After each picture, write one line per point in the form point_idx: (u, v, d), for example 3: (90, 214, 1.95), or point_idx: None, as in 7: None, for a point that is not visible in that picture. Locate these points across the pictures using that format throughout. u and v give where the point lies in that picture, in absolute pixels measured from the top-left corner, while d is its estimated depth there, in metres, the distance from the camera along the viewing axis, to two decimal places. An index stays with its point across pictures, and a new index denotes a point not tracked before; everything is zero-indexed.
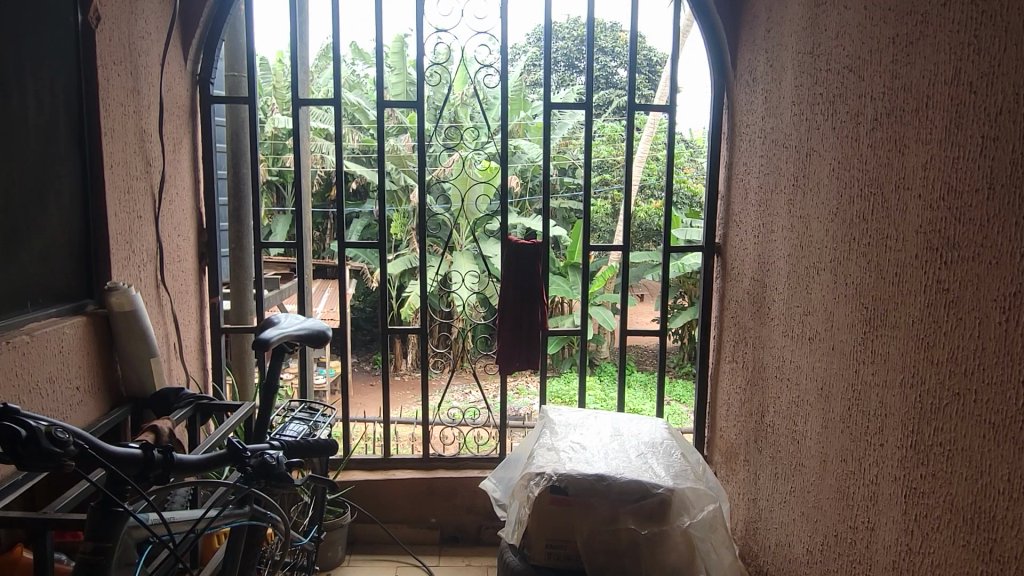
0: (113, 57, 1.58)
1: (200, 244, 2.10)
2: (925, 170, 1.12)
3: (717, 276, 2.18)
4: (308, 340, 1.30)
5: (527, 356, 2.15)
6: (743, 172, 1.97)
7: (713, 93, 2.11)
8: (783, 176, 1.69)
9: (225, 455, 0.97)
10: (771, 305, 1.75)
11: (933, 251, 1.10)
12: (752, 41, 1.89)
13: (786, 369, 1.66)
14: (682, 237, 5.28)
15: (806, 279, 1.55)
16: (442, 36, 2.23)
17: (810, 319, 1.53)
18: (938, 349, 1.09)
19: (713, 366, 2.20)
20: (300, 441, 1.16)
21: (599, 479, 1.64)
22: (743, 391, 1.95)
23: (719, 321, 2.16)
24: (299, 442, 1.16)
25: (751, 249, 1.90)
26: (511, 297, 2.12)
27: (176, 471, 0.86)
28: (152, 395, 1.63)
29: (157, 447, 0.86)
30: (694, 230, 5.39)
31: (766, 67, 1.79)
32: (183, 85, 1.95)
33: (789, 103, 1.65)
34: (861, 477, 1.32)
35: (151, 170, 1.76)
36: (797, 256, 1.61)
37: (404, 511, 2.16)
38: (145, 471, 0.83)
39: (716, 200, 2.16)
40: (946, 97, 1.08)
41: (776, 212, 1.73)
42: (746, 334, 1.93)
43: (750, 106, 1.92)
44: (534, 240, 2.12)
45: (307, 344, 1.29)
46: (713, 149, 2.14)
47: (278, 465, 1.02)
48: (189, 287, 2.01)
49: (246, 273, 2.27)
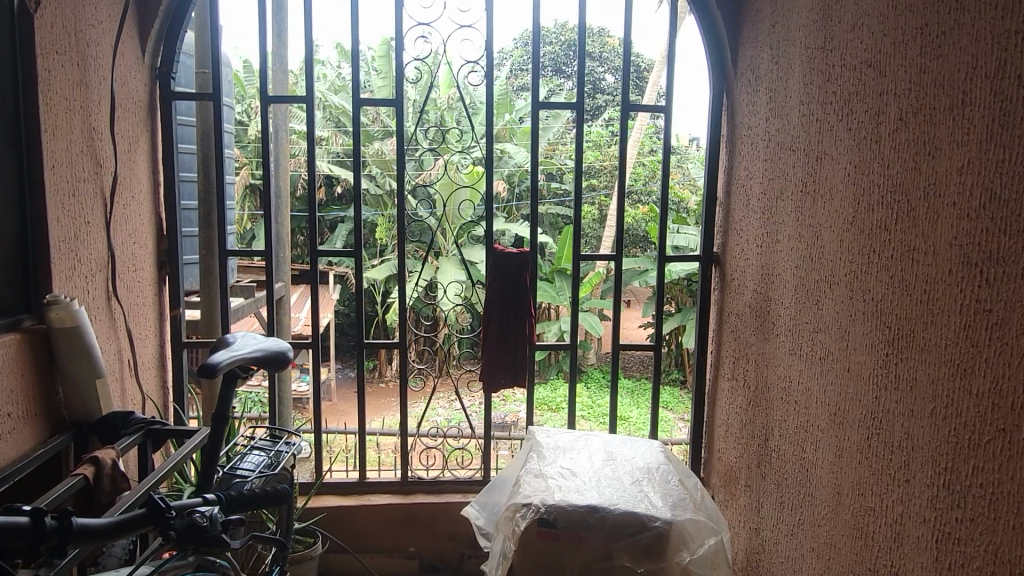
0: (55, 46, 1.42)
1: (160, 252, 1.94)
2: (962, 175, 1.00)
3: (715, 289, 2.05)
4: (265, 362, 1.15)
5: (513, 372, 2.01)
6: (744, 178, 1.84)
7: (711, 94, 1.98)
8: (789, 182, 1.57)
9: (140, 516, 0.84)
10: (776, 319, 1.62)
11: (972, 266, 0.97)
12: (755, 37, 1.77)
13: (792, 389, 1.53)
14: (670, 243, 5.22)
15: (817, 295, 1.43)
16: (424, 31, 2.07)
17: (821, 338, 1.41)
18: (977, 378, 0.96)
19: (711, 384, 2.06)
20: (231, 491, 1.03)
21: (590, 511, 1.50)
22: (744, 412, 1.82)
23: (717, 334, 2.02)
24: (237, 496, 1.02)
25: (753, 261, 1.77)
26: (497, 309, 1.98)
27: (74, 539, 0.75)
28: (96, 420, 1.47)
29: (53, 513, 0.75)
30: (683, 236, 5.28)
31: (771, 64, 1.67)
32: (140, 80, 1.80)
33: (797, 102, 1.53)
34: (882, 515, 1.19)
35: (101, 170, 1.61)
36: (805, 268, 1.48)
37: (380, 540, 2.01)
38: (38, 542, 0.72)
39: (714, 208, 2.03)
40: (988, 92, 0.95)
41: (782, 220, 1.60)
42: (748, 351, 1.79)
43: (752, 108, 1.79)
44: (522, 249, 1.98)
45: (265, 367, 1.15)
46: (711, 154, 2.01)
47: (210, 527, 0.90)
48: (147, 299, 1.86)
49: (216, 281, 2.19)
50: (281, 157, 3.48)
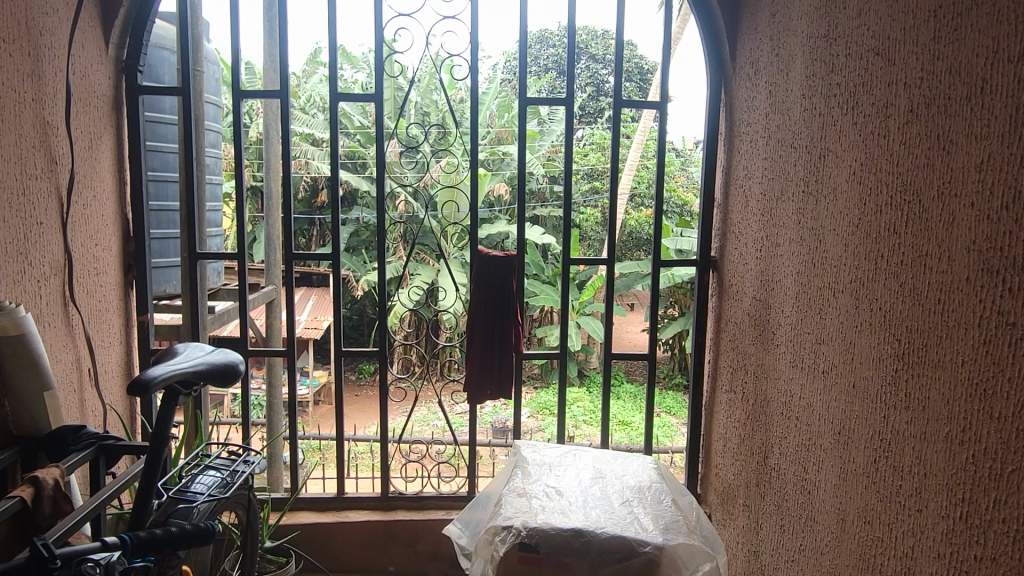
0: (5, 33, 1.32)
1: (126, 255, 1.84)
2: (981, 172, 0.89)
3: (713, 295, 1.94)
4: (208, 375, 1.05)
5: (499, 383, 1.90)
6: (743, 178, 1.73)
7: (709, 88, 1.87)
8: (790, 182, 1.46)
9: None
10: (776, 329, 1.52)
11: (991, 274, 0.87)
12: (754, 29, 1.66)
13: (793, 403, 1.43)
14: (672, 246, 5.14)
15: (820, 304, 1.32)
16: (404, 22, 1.94)
17: (824, 350, 1.30)
18: (998, 399, 0.86)
19: (709, 396, 1.95)
20: (142, 534, 0.92)
21: (575, 534, 1.40)
22: (742, 426, 1.71)
23: (714, 342, 1.92)
24: (149, 538, 0.91)
25: (752, 265, 1.66)
26: (482, 317, 1.88)
27: None
28: (46, 434, 1.36)
29: None
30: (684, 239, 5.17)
31: (770, 57, 1.57)
32: (102, 73, 1.70)
33: (798, 95, 1.42)
34: (891, 547, 1.08)
35: (56, 168, 1.51)
36: (807, 275, 1.37)
37: (358, 559, 1.91)
38: None
39: (712, 209, 1.92)
40: (1011, 78, 0.85)
41: (782, 223, 1.49)
42: (747, 361, 1.68)
43: (751, 103, 1.68)
44: (509, 252, 1.88)
45: (210, 381, 1.05)
46: (709, 152, 1.90)
47: None
48: (111, 304, 1.76)
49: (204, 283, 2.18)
50: (272, 157, 3.39)
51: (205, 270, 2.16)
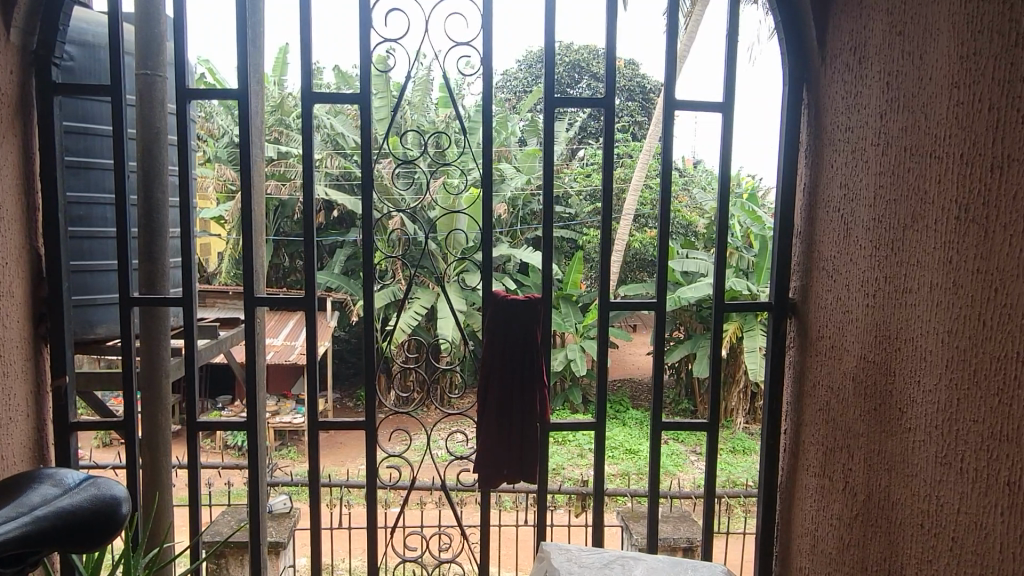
0: None
1: (37, 301, 1.42)
2: None
3: (791, 346, 1.55)
4: (77, 530, 0.79)
5: (519, 463, 1.48)
6: (840, 200, 1.34)
7: (788, 86, 1.49)
8: (929, 203, 1.05)
9: None
10: (905, 405, 1.11)
11: None
12: (858, 3, 1.27)
13: (943, 515, 1.01)
14: (689, 295, 5.16)
15: (997, 381, 0.91)
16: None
17: (1009, 451, 0.88)
18: None
19: (788, 474, 1.55)
20: None
21: None
22: (843, 524, 1.30)
23: (796, 406, 1.52)
24: None
25: (859, 312, 1.25)
26: (497, 377, 1.47)
27: None
28: None
29: None
30: (691, 289, 5.20)
31: (888, 37, 1.17)
32: (3, 66, 1.30)
33: (944, 82, 1.02)
34: None
35: None
36: (967, 338, 0.97)
37: None
38: None
39: (791, 239, 1.53)
40: None
41: (914, 260, 1.09)
42: (853, 439, 1.27)
43: (854, 101, 1.29)
44: (533, 295, 1.47)
45: (78, 539, 0.79)
46: (787, 167, 1.52)
47: None
48: (13, 365, 1.34)
49: (160, 328, 1.74)
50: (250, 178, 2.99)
51: (157, 314, 1.73)
